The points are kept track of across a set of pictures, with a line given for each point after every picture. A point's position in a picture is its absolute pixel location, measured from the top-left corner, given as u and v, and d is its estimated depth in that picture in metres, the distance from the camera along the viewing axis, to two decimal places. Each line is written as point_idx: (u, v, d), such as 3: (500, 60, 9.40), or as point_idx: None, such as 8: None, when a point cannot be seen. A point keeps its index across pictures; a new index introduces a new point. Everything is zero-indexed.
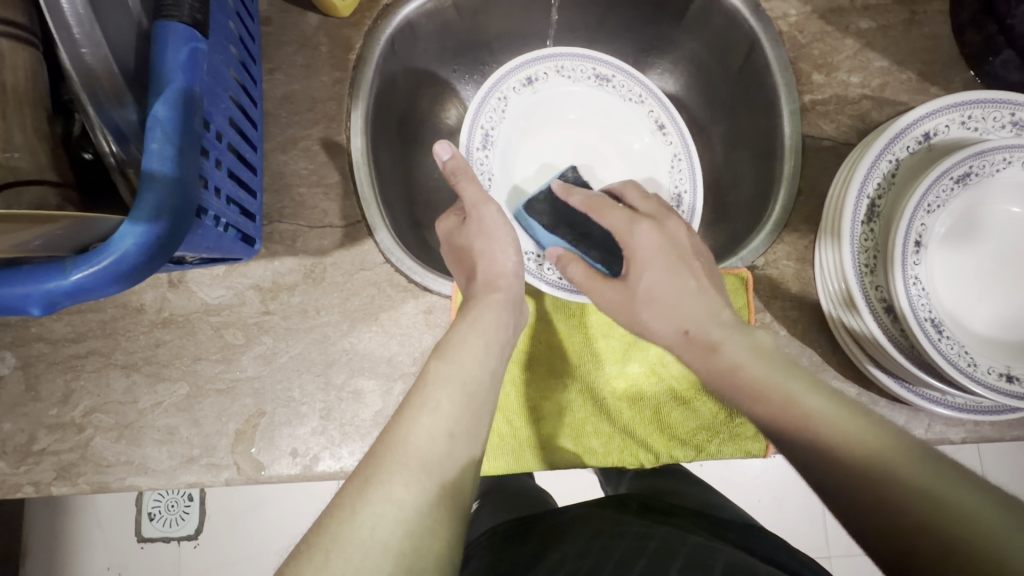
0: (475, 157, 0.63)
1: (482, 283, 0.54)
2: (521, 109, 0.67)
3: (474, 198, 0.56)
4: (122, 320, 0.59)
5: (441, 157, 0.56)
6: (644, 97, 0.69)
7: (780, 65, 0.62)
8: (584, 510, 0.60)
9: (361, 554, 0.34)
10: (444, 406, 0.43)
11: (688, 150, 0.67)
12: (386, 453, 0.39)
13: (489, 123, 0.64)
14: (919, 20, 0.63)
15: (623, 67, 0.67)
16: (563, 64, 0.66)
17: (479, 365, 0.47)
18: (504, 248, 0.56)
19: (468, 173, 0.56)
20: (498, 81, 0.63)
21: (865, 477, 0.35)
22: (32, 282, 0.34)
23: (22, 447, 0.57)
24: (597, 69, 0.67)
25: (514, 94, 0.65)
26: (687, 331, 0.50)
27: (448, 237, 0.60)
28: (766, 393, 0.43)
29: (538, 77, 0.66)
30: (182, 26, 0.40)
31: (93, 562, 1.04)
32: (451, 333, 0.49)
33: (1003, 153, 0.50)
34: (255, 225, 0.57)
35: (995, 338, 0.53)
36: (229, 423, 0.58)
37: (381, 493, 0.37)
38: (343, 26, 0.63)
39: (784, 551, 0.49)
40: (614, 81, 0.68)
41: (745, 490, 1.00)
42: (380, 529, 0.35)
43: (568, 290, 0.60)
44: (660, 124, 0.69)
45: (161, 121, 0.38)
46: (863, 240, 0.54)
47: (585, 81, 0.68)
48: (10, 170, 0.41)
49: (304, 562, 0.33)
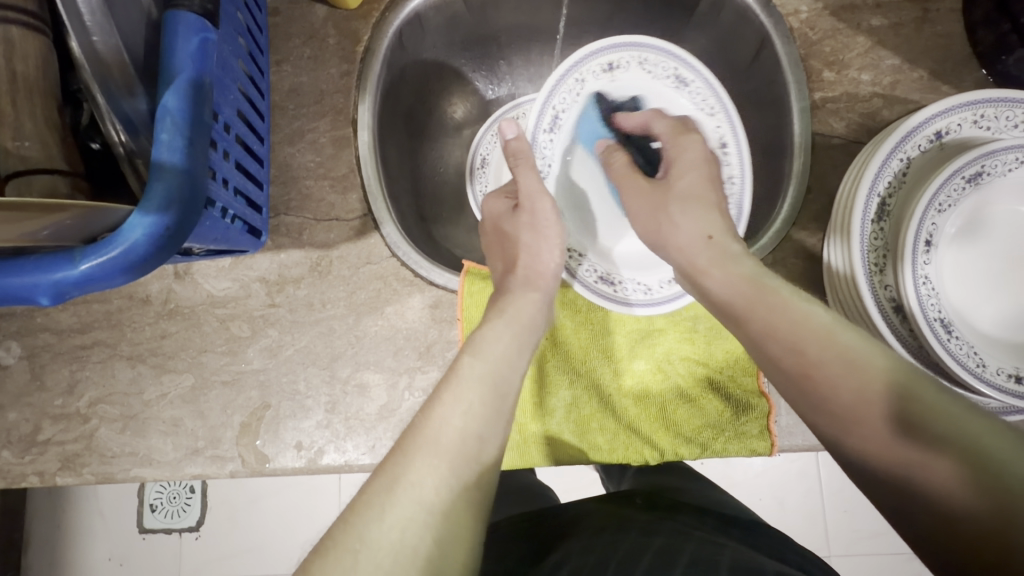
0: (538, 139, 0.63)
1: (523, 278, 0.54)
2: (597, 98, 0.64)
3: (530, 188, 0.57)
4: (128, 312, 0.58)
5: (507, 134, 0.58)
6: (716, 110, 0.61)
7: (791, 62, 0.62)
8: (586, 506, 0.60)
9: (390, 559, 0.33)
10: (476, 407, 0.42)
11: (745, 174, 0.58)
12: (414, 451, 0.38)
13: (561, 105, 0.62)
14: (931, 18, 0.63)
15: (704, 74, 0.60)
16: (647, 57, 0.61)
17: (510, 365, 0.47)
18: (550, 243, 0.57)
19: (528, 159, 0.57)
20: (576, 63, 0.61)
21: (928, 467, 0.33)
22: (40, 272, 0.34)
23: (27, 437, 0.57)
24: (678, 69, 0.61)
25: (593, 78, 0.63)
26: (710, 236, 0.49)
27: (496, 221, 0.60)
28: (812, 357, 0.39)
29: (620, 65, 0.62)
30: (193, 16, 0.40)
31: (95, 553, 1.04)
32: (485, 329, 0.49)
33: (1016, 153, 0.50)
34: (262, 218, 0.57)
35: (1003, 338, 0.53)
36: (233, 416, 0.58)
37: (410, 493, 0.36)
38: (352, 18, 0.62)
39: (788, 546, 0.50)
40: (693, 86, 0.61)
41: (746, 487, 1.00)
42: (410, 533, 0.34)
43: (598, 294, 0.59)
44: (722, 142, 0.60)
45: (171, 111, 0.37)
46: (872, 239, 0.53)
47: (663, 79, 0.63)
48: (19, 160, 0.41)
49: (332, 563, 0.32)
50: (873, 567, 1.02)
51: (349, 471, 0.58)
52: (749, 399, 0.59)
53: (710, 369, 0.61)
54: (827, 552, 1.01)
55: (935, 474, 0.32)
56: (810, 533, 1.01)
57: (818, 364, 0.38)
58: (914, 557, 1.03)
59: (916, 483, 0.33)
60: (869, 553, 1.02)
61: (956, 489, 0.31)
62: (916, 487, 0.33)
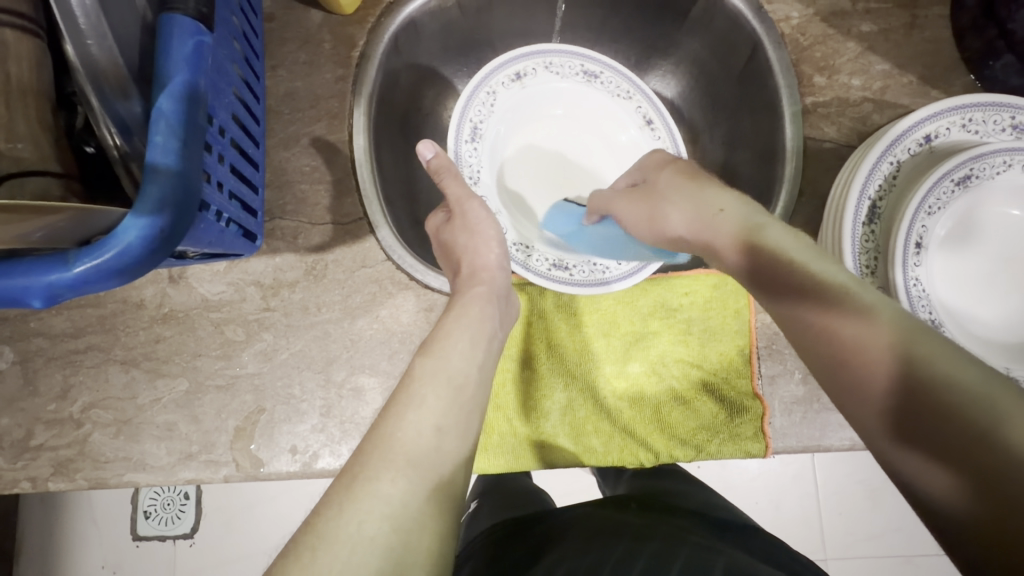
0: (464, 150, 0.64)
1: (468, 275, 0.55)
2: (510, 104, 0.68)
3: (457, 194, 0.58)
4: (122, 316, 0.58)
5: (425, 155, 0.58)
6: (632, 93, 0.70)
7: (782, 67, 0.62)
8: (581, 511, 0.60)
9: (349, 550, 0.34)
10: (430, 402, 0.44)
11: (676, 145, 0.69)
12: (374, 451, 0.40)
13: (478, 117, 0.65)
14: (920, 24, 0.63)
15: (611, 64, 0.68)
16: (551, 60, 0.67)
17: (467, 359, 0.48)
18: (487, 241, 0.57)
19: (452, 172, 0.58)
20: (488, 76, 0.64)
21: (934, 462, 0.31)
22: (33, 274, 0.34)
23: (20, 442, 0.57)
24: (585, 65, 0.68)
25: (504, 88, 0.66)
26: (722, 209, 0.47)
27: (437, 234, 0.61)
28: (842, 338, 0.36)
29: (527, 72, 0.67)
30: (187, 19, 0.41)
31: (89, 560, 1.04)
32: (439, 326, 0.50)
33: (1003, 156, 0.50)
34: (257, 222, 0.57)
35: (996, 339, 0.54)
36: (228, 420, 0.58)
37: (368, 491, 0.37)
38: (347, 24, 0.63)
39: (784, 552, 0.49)
40: (602, 77, 0.69)
41: (743, 491, 1.00)
42: (367, 524, 0.35)
43: (554, 281, 0.61)
44: (647, 119, 0.70)
45: (165, 114, 0.38)
46: (864, 242, 0.54)
47: (573, 77, 0.69)
48: (13, 161, 0.41)
49: (290, 562, 0.33)
50: (871, 571, 1.02)
51: None
52: (743, 401, 0.59)
53: (704, 371, 0.61)
54: (825, 556, 1.01)
55: (944, 473, 0.31)
56: (807, 536, 1.01)
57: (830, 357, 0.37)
58: (910, 560, 1.03)
59: (931, 479, 0.31)
60: (866, 557, 1.02)
61: (965, 491, 0.30)
62: (931, 476, 0.31)
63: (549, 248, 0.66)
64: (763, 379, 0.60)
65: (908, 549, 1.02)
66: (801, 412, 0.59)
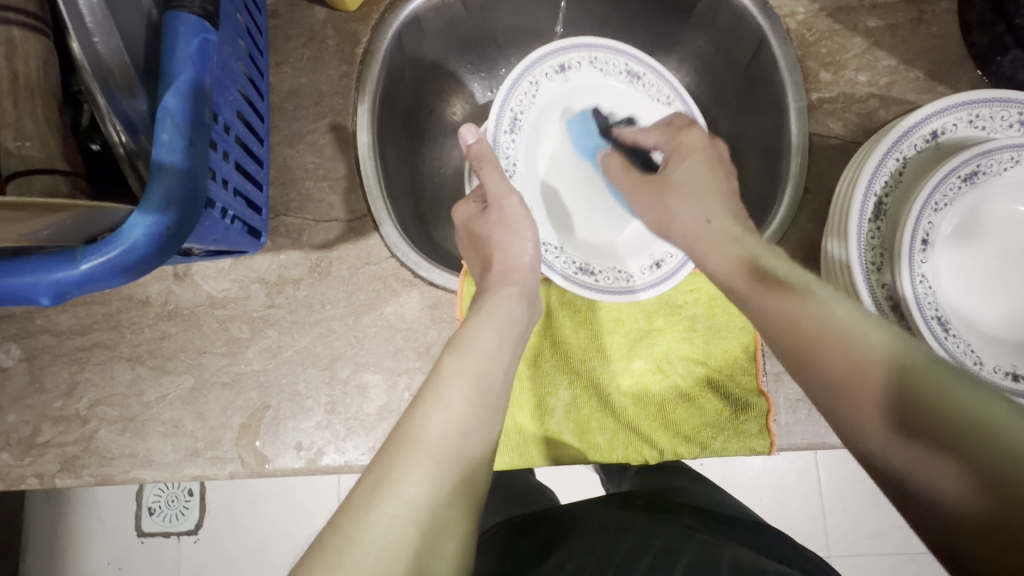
0: (501, 141, 0.63)
1: (498, 275, 0.55)
2: (552, 96, 0.66)
3: (497, 185, 0.58)
4: (128, 313, 0.58)
5: (468, 139, 0.59)
6: (672, 99, 0.69)
7: (788, 63, 0.62)
8: (587, 508, 0.60)
9: (374, 555, 0.34)
10: (456, 403, 0.44)
11: None
12: (400, 451, 0.40)
13: (518, 107, 0.64)
14: (927, 19, 0.63)
15: (654, 66, 0.68)
16: (596, 56, 0.66)
17: (491, 360, 0.48)
18: (522, 239, 0.58)
19: (491, 159, 0.58)
20: (533, 63, 0.62)
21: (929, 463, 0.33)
22: (42, 271, 0.34)
23: (26, 439, 0.57)
24: (628, 65, 0.68)
25: (547, 79, 0.65)
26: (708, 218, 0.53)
27: (467, 224, 0.60)
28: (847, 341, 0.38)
29: (571, 65, 0.66)
30: (193, 18, 0.41)
31: (94, 556, 1.04)
32: (466, 326, 0.50)
33: (1011, 153, 0.50)
34: (261, 219, 0.57)
35: (1000, 335, 0.54)
36: (233, 417, 0.58)
37: (394, 493, 0.37)
38: (351, 20, 0.63)
39: (787, 547, 0.50)
40: (645, 79, 0.68)
41: (746, 488, 1.00)
42: (394, 528, 0.35)
43: (574, 282, 0.61)
44: None
45: (171, 111, 0.38)
46: (869, 239, 0.54)
47: (616, 75, 0.68)
48: (22, 161, 0.42)
49: (318, 563, 0.33)
50: (873, 567, 1.02)
51: (349, 471, 0.58)
52: (747, 398, 0.59)
53: (709, 368, 0.61)
54: (827, 553, 1.01)
55: (943, 470, 0.32)
56: (809, 533, 1.01)
57: (837, 368, 0.38)
58: (914, 558, 1.03)
59: (928, 478, 0.33)
60: (869, 554, 1.02)
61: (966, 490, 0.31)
62: (927, 477, 0.33)
63: (577, 253, 0.66)
64: (768, 376, 0.60)
65: (911, 546, 1.02)
66: (806, 409, 0.59)
